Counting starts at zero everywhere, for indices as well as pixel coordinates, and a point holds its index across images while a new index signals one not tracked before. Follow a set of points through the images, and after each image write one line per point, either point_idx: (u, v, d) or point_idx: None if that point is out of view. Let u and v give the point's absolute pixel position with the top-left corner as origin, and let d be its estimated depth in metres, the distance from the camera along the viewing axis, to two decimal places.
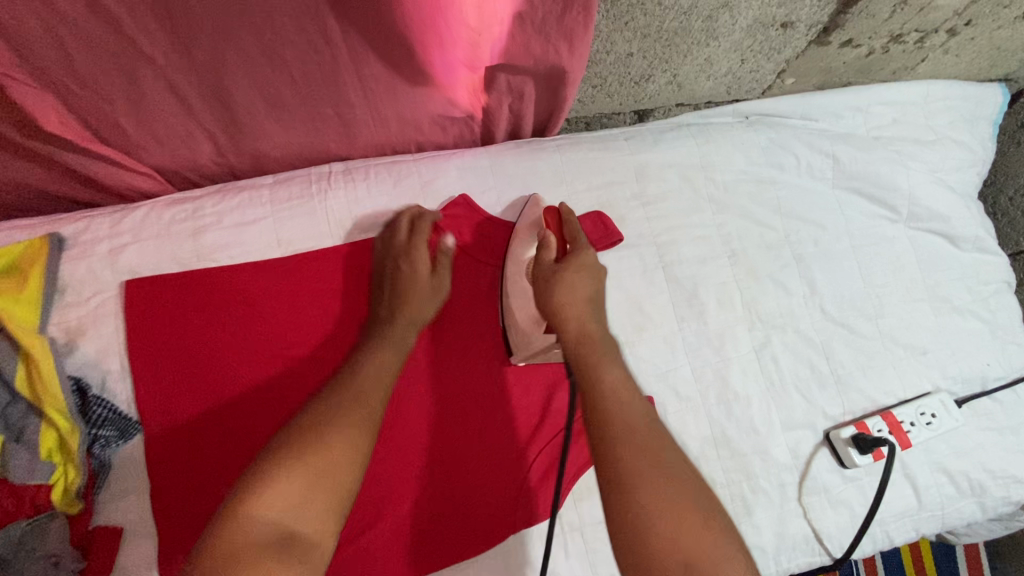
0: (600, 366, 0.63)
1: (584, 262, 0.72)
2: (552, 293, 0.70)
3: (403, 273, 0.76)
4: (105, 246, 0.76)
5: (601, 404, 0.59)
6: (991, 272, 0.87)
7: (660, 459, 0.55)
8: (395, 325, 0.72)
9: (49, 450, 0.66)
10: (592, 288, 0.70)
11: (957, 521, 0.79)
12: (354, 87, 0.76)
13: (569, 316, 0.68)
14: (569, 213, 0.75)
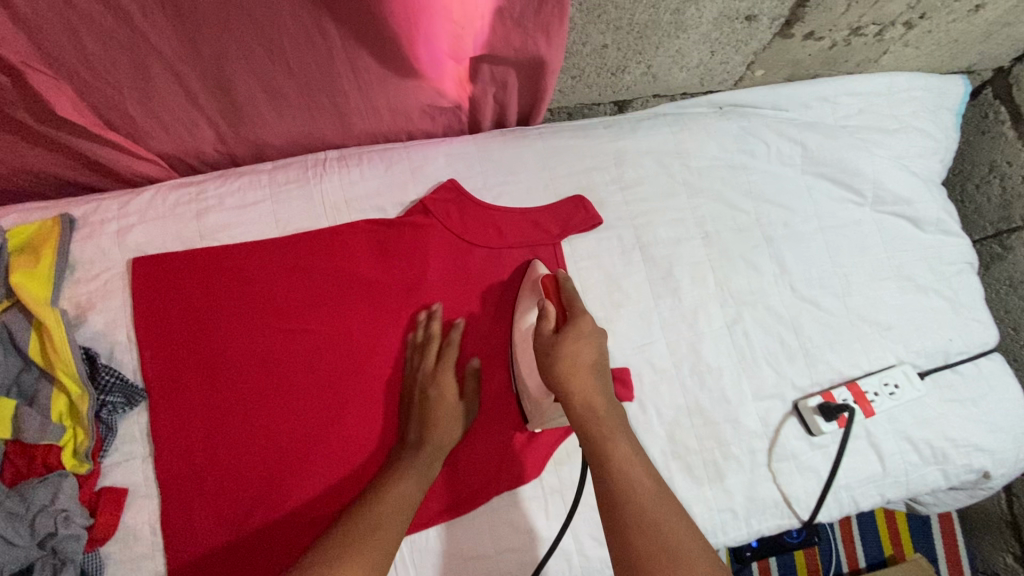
0: (608, 443, 0.62)
1: (581, 327, 0.71)
2: (552, 366, 0.69)
3: (431, 399, 0.77)
4: (114, 226, 0.81)
5: (612, 489, 0.59)
6: (954, 254, 0.94)
7: (672, 543, 0.54)
8: (419, 453, 0.74)
9: (60, 413, 0.72)
10: (595, 357, 0.69)
11: (921, 487, 0.86)
12: (349, 78, 0.79)
13: (573, 389, 0.67)
14: (565, 279, 0.77)
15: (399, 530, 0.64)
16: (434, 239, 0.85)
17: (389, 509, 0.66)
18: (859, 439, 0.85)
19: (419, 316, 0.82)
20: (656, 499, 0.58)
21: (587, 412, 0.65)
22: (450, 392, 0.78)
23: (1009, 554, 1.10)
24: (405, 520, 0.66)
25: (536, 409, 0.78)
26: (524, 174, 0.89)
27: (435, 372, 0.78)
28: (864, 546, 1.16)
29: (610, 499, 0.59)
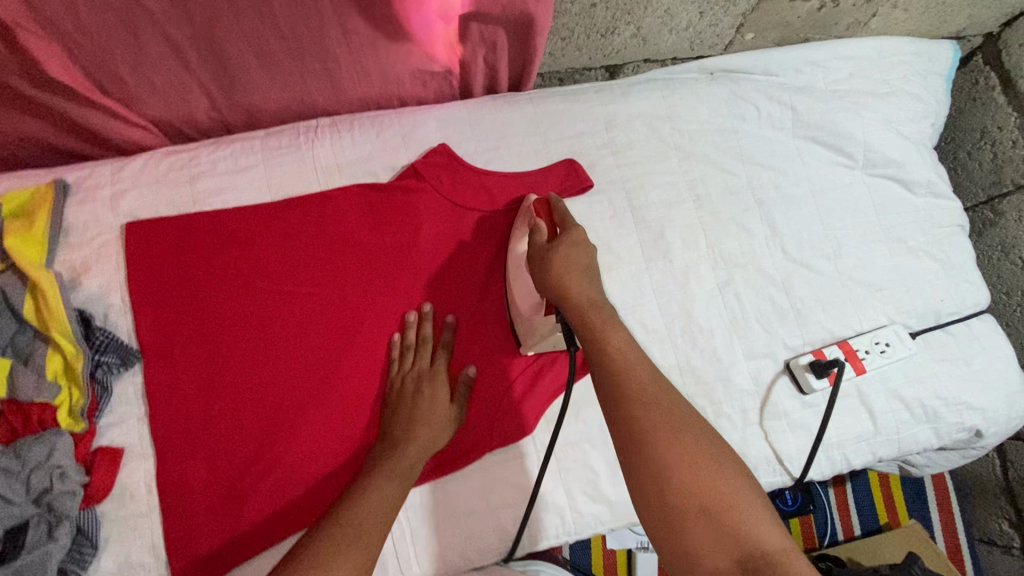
0: (607, 336, 0.60)
1: (573, 236, 0.70)
2: (546, 270, 0.68)
3: (423, 397, 0.77)
4: (108, 191, 0.81)
5: (610, 372, 0.57)
6: (945, 216, 0.95)
7: (673, 421, 0.53)
8: (409, 448, 0.73)
9: (55, 372, 0.72)
10: (587, 262, 0.68)
11: (913, 445, 0.86)
12: (340, 42, 0.80)
13: (567, 289, 0.66)
14: (559, 204, 0.76)
15: (382, 535, 0.64)
16: (426, 203, 0.85)
17: (375, 513, 0.65)
18: (850, 397, 0.85)
19: (409, 318, 0.81)
20: (655, 382, 0.56)
21: (583, 308, 0.64)
22: (439, 398, 0.77)
23: (1005, 520, 1.11)
24: (387, 524, 0.66)
25: (529, 329, 0.77)
26: (515, 139, 0.89)
27: (429, 373, 0.79)
28: (859, 515, 1.17)
29: (608, 379, 0.57)
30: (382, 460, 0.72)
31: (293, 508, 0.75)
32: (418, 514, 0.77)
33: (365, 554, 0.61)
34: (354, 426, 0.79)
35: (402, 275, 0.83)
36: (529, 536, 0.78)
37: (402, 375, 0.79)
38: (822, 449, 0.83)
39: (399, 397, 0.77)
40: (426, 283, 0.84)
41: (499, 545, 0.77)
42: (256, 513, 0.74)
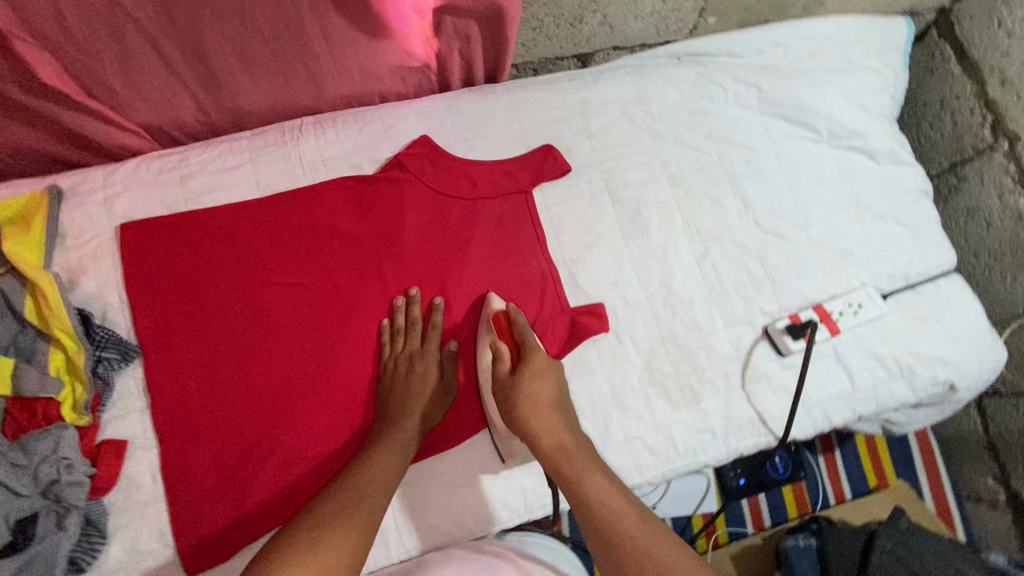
0: (584, 478, 0.65)
1: (535, 363, 0.75)
2: (517, 414, 0.72)
3: (417, 374, 0.80)
4: (101, 195, 0.84)
5: (600, 528, 0.62)
6: (909, 182, 0.99)
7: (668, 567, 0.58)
8: (401, 425, 0.76)
9: (58, 368, 0.75)
10: (553, 391, 0.74)
11: (890, 401, 0.90)
12: (320, 42, 0.84)
13: (539, 433, 0.70)
14: (518, 313, 0.79)
15: (382, 500, 0.68)
16: (410, 192, 0.88)
17: (375, 480, 0.70)
18: (827, 357, 0.88)
19: (397, 302, 0.83)
20: (646, 530, 0.61)
21: (557, 456, 0.68)
22: (430, 376, 0.80)
23: (989, 476, 1.14)
24: (387, 492, 0.70)
25: (508, 445, 0.80)
26: (493, 127, 0.93)
27: (420, 354, 0.81)
28: (849, 480, 1.20)
29: (599, 536, 0.62)
30: (380, 437, 0.76)
31: (297, 487, 0.77)
32: (416, 488, 0.80)
33: (368, 519, 0.65)
34: (348, 410, 0.81)
35: (388, 260, 0.85)
36: (524, 502, 0.83)
37: (394, 358, 0.82)
38: (802, 408, 0.87)
39: (392, 378, 0.80)
40: (412, 267, 0.86)
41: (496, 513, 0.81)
42: (262, 495, 0.76)
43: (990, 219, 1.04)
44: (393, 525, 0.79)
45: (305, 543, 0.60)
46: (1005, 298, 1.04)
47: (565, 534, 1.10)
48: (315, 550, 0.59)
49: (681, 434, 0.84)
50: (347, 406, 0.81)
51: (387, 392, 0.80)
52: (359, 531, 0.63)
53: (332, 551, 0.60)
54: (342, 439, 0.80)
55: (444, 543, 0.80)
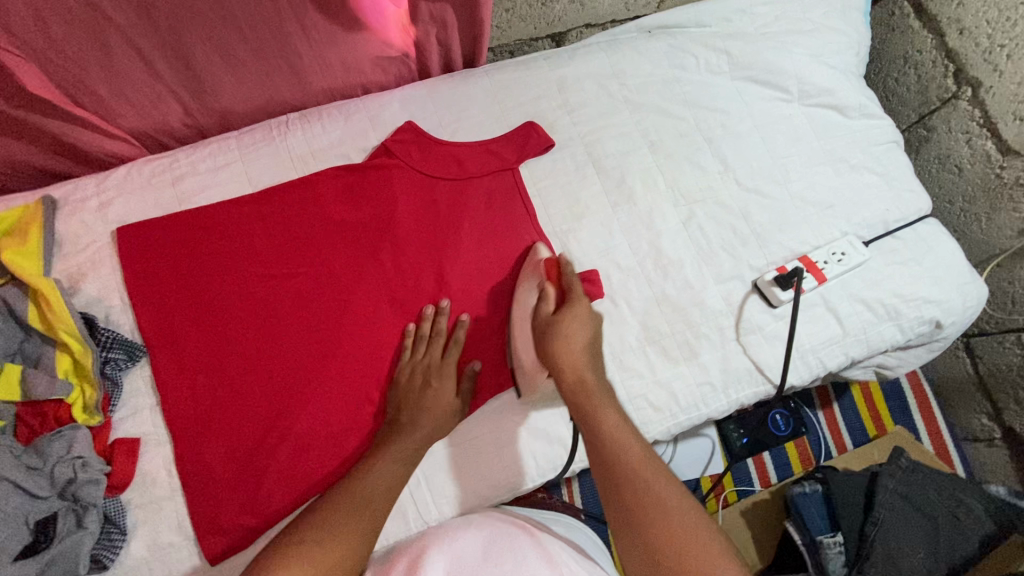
0: (598, 412, 0.69)
1: (578, 309, 0.78)
2: (550, 344, 0.76)
3: (433, 388, 0.79)
4: (95, 202, 0.86)
5: (602, 452, 0.66)
6: (880, 134, 1.02)
7: (658, 498, 0.60)
8: (415, 435, 0.76)
9: (66, 371, 0.76)
10: (589, 336, 0.77)
11: (880, 343, 0.92)
12: (300, 37, 0.86)
13: (569, 364, 0.74)
14: (569, 267, 0.83)
15: (384, 508, 0.69)
16: (400, 178, 0.89)
17: (380, 490, 0.70)
18: (816, 305, 0.91)
19: (427, 311, 0.83)
20: (645, 462, 0.64)
21: (579, 387, 0.72)
22: (447, 390, 0.80)
23: (983, 415, 1.17)
24: (391, 500, 0.70)
25: (529, 383, 0.84)
26: (475, 109, 0.95)
27: (439, 366, 0.81)
28: (849, 431, 1.23)
29: (599, 458, 0.65)
30: (389, 439, 0.76)
31: (311, 480, 0.78)
32: (429, 460, 0.82)
33: (370, 524, 0.66)
34: (356, 398, 0.81)
35: (386, 248, 0.87)
36: (536, 466, 0.85)
37: (412, 365, 0.81)
38: (797, 355, 0.90)
39: (410, 384, 0.80)
40: (410, 253, 0.87)
41: (507, 479, 0.83)
42: (277, 486, 0.77)
43: (961, 164, 1.07)
44: (409, 499, 0.81)
45: (309, 536, 0.62)
46: (982, 239, 1.07)
47: (579, 506, 1.11)
48: (322, 553, 0.60)
49: (682, 389, 0.87)
50: (356, 394, 0.82)
51: (400, 401, 0.79)
52: (361, 533, 0.65)
53: (334, 553, 0.61)
54: (354, 433, 0.80)
55: (459, 511, 0.82)
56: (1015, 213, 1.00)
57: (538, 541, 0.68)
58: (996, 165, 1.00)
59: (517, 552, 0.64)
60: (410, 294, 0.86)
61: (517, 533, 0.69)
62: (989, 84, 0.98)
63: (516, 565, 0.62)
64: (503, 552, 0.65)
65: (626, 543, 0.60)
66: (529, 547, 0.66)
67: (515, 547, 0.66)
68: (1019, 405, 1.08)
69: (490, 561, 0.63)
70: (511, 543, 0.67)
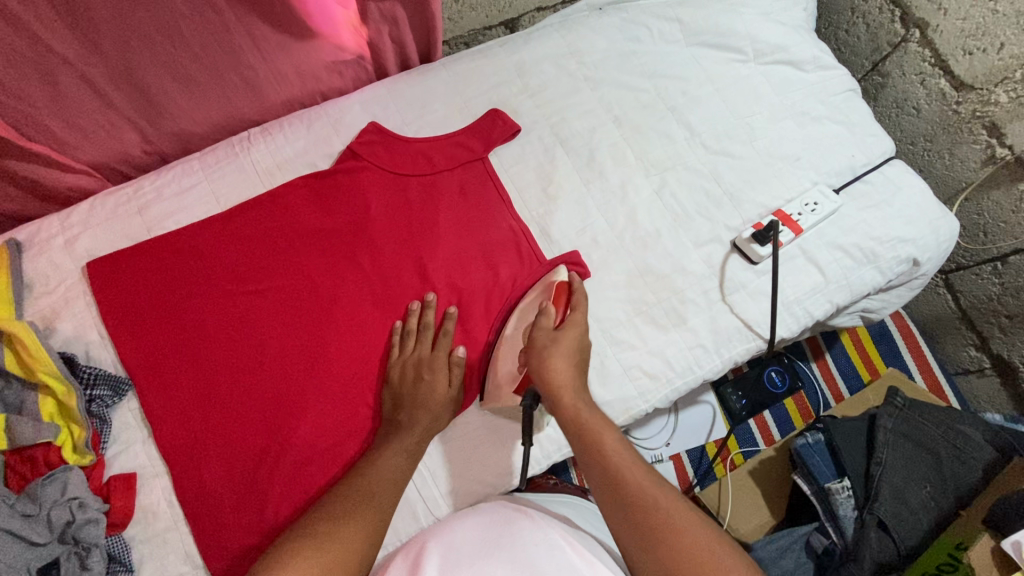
0: (596, 424, 0.67)
1: (577, 330, 0.76)
2: (548, 358, 0.73)
3: (426, 381, 0.79)
4: (61, 239, 0.84)
5: (609, 475, 0.62)
6: (837, 84, 1.03)
7: (668, 512, 0.59)
8: (411, 431, 0.76)
9: (51, 414, 0.74)
10: (580, 350, 0.75)
11: (862, 287, 0.94)
12: (251, 49, 0.86)
13: (561, 378, 0.71)
14: (581, 292, 0.82)
15: (389, 500, 0.70)
16: (370, 179, 0.89)
17: (384, 483, 0.71)
18: (796, 257, 0.92)
19: (412, 305, 0.83)
20: (652, 481, 0.62)
21: (576, 407, 0.69)
22: (440, 381, 0.79)
23: (970, 346, 1.19)
24: (394, 492, 0.71)
25: (497, 389, 0.83)
26: (437, 103, 0.95)
27: (429, 359, 0.80)
28: (844, 379, 1.25)
29: (607, 481, 0.62)
30: (388, 437, 0.76)
31: (313, 492, 0.77)
32: (432, 455, 0.82)
33: (376, 515, 0.67)
34: (352, 404, 0.81)
35: (364, 249, 0.86)
36: (541, 450, 0.85)
37: (402, 361, 0.81)
38: (782, 308, 0.91)
39: (402, 381, 0.79)
40: (388, 252, 0.86)
41: (515, 465, 0.83)
42: (281, 501, 0.76)
43: (919, 105, 1.09)
44: (418, 497, 0.80)
45: (320, 535, 0.63)
46: (948, 175, 1.09)
47: (589, 487, 1.11)
48: (328, 544, 0.62)
49: (675, 354, 0.87)
50: (351, 398, 0.81)
51: (395, 398, 0.79)
52: (371, 527, 0.65)
53: (340, 547, 0.62)
54: (353, 438, 0.80)
55: (471, 503, 0.82)
56: (977, 145, 1.02)
57: (537, 523, 0.66)
58: (953, 101, 1.03)
59: (515, 538, 0.63)
60: (393, 294, 0.85)
61: (518, 517, 0.68)
62: (936, 23, 0.99)
63: (512, 550, 0.61)
64: (501, 538, 0.64)
65: (648, 572, 0.57)
66: (527, 529, 0.65)
67: (515, 534, 0.64)
68: (1004, 333, 1.11)
69: (488, 548, 0.62)
70: (511, 527, 0.66)
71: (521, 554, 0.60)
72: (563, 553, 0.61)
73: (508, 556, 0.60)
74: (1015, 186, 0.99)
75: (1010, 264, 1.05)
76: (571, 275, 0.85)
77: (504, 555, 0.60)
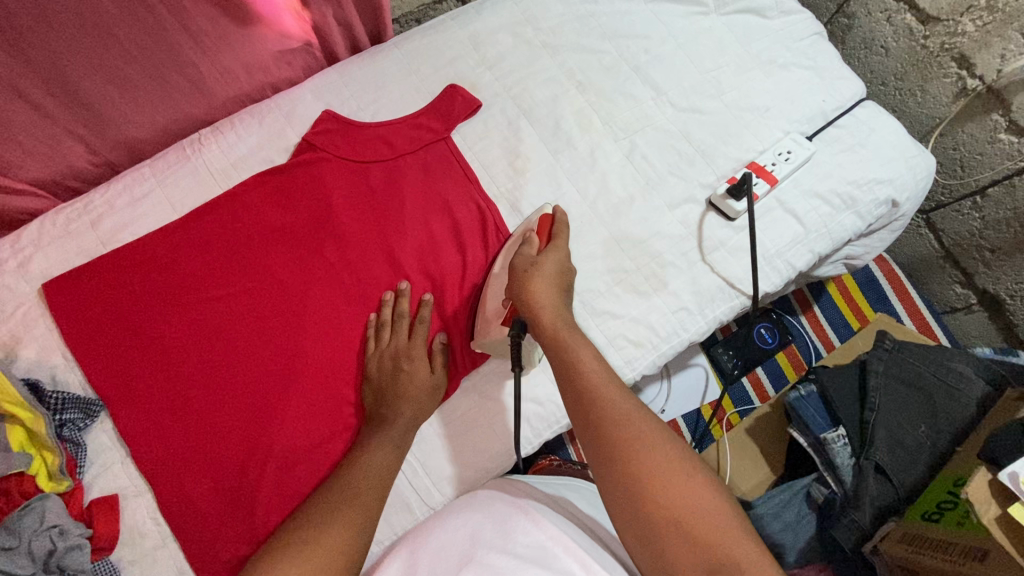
0: (577, 347, 0.65)
1: (558, 257, 0.75)
2: (528, 283, 0.71)
3: (405, 371, 0.77)
4: (14, 262, 0.81)
5: (586, 398, 0.61)
6: (802, 28, 1.01)
7: (639, 436, 0.57)
8: (395, 423, 0.74)
9: (20, 443, 0.70)
10: (559, 276, 0.74)
11: (843, 233, 0.92)
12: (190, 45, 0.83)
13: (542, 300, 0.70)
14: (563, 225, 0.79)
15: (377, 496, 0.68)
16: (328, 169, 0.85)
17: (370, 478, 0.69)
18: (773, 208, 0.91)
19: (385, 296, 0.81)
20: (628, 401, 0.60)
21: (556, 325, 0.68)
22: (421, 370, 0.78)
23: (956, 284, 1.19)
24: (382, 488, 0.69)
25: (484, 326, 0.79)
26: (391, 85, 0.92)
27: (407, 348, 0.78)
28: (833, 328, 1.24)
29: (585, 406, 0.61)
30: (372, 433, 0.74)
31: (302, 495, 0.75)
32: (422, 446, 0.80)
33: (364, 512, 0.65)
34: (333, 401, 0.79)
35: (330, 243, 0.83)
36: (531, 428, 0.83)
37: (379, 353, 0.79)
38: (763, 262, 0.89)
39: (381, 374, 0.77)
40: (354, 243, 0.84)
41: (506, 448, 0.82)
42: (271, 507, 0.74)
43: (886, 44, 1.06)
44: (410, 489, 0.79)
45: (304, 541, 0.61)
46: (920, 113, 1.08)
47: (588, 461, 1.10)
48: (314, 547, 0.60)
49: (659, 320, 0.86)
50: (331, 394, 0.79)
51: (376, 391, 0.77)
52: (358, 525, 0.64)
53: (327, 549, 0.60)
54: (339, 433, 0.78)
55: (464, 489, 0.81)
56: (947, 78, 1.00)
57: (534, 520, 0.63)
58: (919, 35, 1.00)
59: (508, 536, 0.61)
60: (365, 286, 0.83)
61: (513, 512, 0.65)
62: None
63: (505, 549, 0.59)
64: (494, 535, 0.62)
65: (611, 496, 0.57)
66: (522, 526, 0.62)
67: (509, 532, 0.62)
68: (988, 267, 1.10)
69: (479, 545, 0.60)
70: (506, 524, 0.63)
71: (513, 555, 0.58)
72: (556, 556, 0.59)
73: (498, 555, 0.58)
74: (989, 117, 0.97)
75: (989, 197, 1.04)
76: (555, 208, 0.80)
77: (494, 555, 0.58)
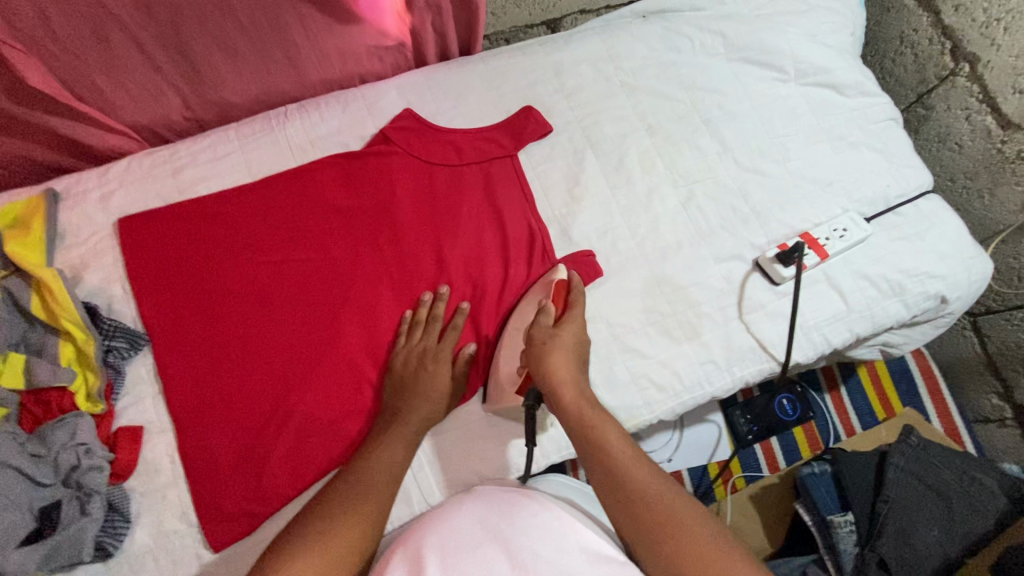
0: (602, 427, 0.67)
1: (575, 328, 0.77)
2: (548, 355, 0.73)
3: (428, 373, 0.79)
4: (97, 194, 0.87)
5: (613, 483, 0.63)
6: (879, 112, 1.01)
7: (670, 511, 0.60)
8: (411, 419, 0.76)
9: (69, 359, 0.76)
10: (575, 348, 0.75)
11: (886, 320, 0.91)
12: (296, 26, 0.88)
13: (563, 379, 0.71)
14: (580, 290, 0.81)
15: (387, 490, 0.70)
16: (397, 163, 0.89)
17: (384, 470, 0.71)
18: (819, 281, 0.91)
19: (424, 296, 0.83)
20: (653, 481, 0.62)
21: (578, 405, 0.69)
22: (443, 372, 0.80)
23: (993, 395, 1.16)
24: (393, 483, 0.71)
25: (497, 391, 0.82)
26: (471, 95, 0.96)
27: (435, 350, 0.81)
28: (857, 413, 1.22)
29: (611, 489, 0.63)
30: (388, 425, 0.76)
31: (312, 465, 0.78)
32: (433, 443, 0.82)
33: (376, 506, 0.68)
34: (356, 382, 0.81)
35: (384, 234, 0.87)
36: (542, 449, 0.84)
37: (408, 349, 0.81)
38: (800, 332, 0.89)
39: (406, 368, 0.80)
40: (406, 238, 0.87)
41: (514, 462, 0.83)
42: (280, 472, 0.77)
43: (961, 141, 1.06)
44: (414, 481, 0.81)
45: (316, 533, 0.64)
46: (985, 216, 1.07)
47: None
48: (328, 540, 0.63)
49: (685, 368, 0.86)
50: (357, 373, 0.82)
51: (398, 384, 0.79)
52: (369, 519, 0.66)
53: (336, 546, 0.63)
54: (355, 415, 0.80)
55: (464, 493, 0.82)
56: (1018, 186, 0.99)
57: (538, 504, 0.67)
58: (998, 139, 0.99)
59: (517, 519, 0.64)
60: (409, 279, 0.86)
61: (518, 499, 0.68)
62: (987, 58, 0.96)
63: (521, 531, 0.62)
64: (504, 520, 0.64)
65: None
66: (528, 510, 0.65)
67: (518, 514, 0.65)
68: None
69: (491, 530, 0.63)
70: (511, 509, 0.66)
71: (529, 535, 0.61)
72: (569, 536, 0.62)
73: (515, 538, 0.61)
74: None
75: None
76: (568, 274, 0.83)
77: (513, 537, 0.61)
